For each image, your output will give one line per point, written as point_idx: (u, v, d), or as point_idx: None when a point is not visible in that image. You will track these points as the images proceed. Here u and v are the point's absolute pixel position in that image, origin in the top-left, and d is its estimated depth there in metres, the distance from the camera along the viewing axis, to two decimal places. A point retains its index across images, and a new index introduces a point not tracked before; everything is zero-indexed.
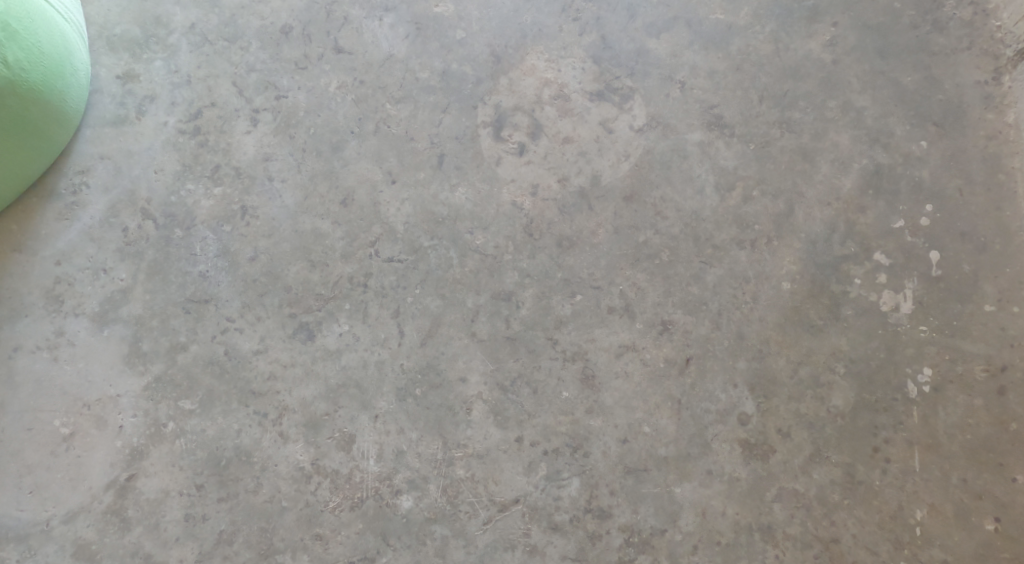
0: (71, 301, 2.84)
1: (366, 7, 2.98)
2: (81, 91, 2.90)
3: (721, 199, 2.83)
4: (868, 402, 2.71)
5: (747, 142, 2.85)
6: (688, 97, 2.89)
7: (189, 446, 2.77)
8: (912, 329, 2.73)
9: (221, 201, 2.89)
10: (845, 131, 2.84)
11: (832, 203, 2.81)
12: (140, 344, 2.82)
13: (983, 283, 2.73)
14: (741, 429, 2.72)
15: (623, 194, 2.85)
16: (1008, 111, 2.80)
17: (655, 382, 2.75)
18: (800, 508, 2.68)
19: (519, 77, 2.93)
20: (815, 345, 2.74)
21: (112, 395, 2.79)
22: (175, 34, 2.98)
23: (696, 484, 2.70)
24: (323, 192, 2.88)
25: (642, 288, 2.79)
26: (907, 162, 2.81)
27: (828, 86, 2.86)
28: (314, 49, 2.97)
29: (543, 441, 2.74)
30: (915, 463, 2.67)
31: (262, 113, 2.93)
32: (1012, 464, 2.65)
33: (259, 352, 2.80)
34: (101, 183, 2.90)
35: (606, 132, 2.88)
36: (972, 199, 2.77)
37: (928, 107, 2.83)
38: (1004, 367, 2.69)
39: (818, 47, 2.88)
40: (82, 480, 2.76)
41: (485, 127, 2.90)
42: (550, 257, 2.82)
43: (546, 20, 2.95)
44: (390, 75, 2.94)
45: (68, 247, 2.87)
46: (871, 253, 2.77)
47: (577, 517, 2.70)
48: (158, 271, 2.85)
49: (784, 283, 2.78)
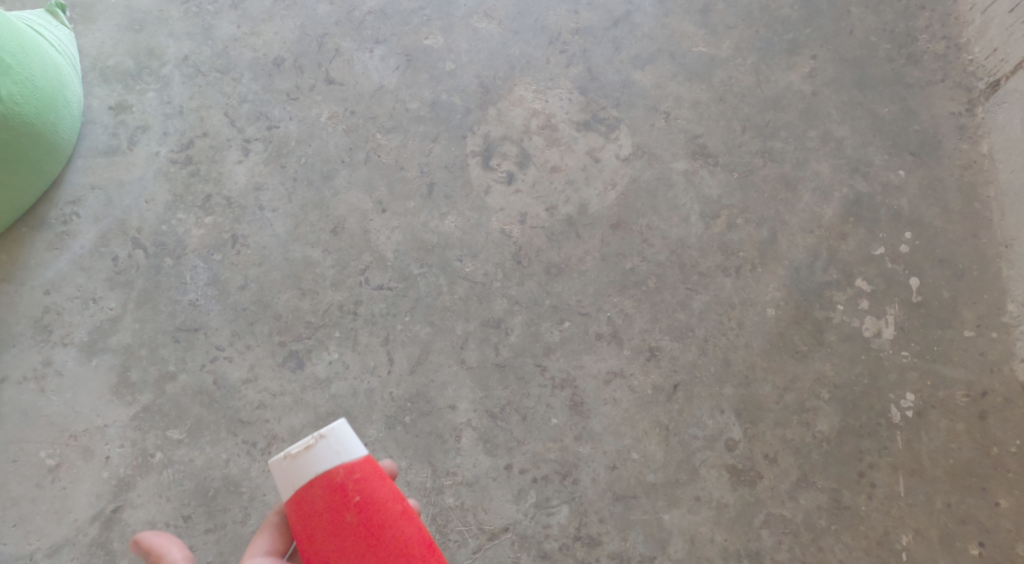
0: (59, 331, 2.86)
1: (357, 39, 3.04)
2: (73, 123, 2.94)
3: (706, 227, 2.87)
4: (853, 427, 2.74)
5: (730, 171, 2.91)
6: (672, 127, 2.95)
7: (176, 477, 2.78)
8: (895, 354, 2.77)
9: (211, 230, 2.92)
10: (826, 160, 2.89)
11: (815, 230, 2.86)
12: (129, 374, 2.84)
13: (962, 309, 2.78)
14: (728, 455, 2.75)
15: (610, 222, 2.89)
16: (982, 141, 2.86)
17: (643, 408, 2.78)
18: (787, 534, 2.70)
19: (508, 107, 2.98)
20: (799, 371, 2.78)
21: (99, 426, 2.81)
22: (168, 66, 3.04)
23: (685, 511, 2.73)
24: (313, 221, 2.92)
25: (629, 315, 2.83)
26: (886, 190, 2.86)
27: (808, 117, 2.92)
28: (306, 80, 3.02)
29: (532, 468, 2.76)
30: (899, 488, 2.71)
31: (254, 143, 2.98)
32: (994, 488, 2.69)
33: (249, 381, 2.82)
34: (92, 212, 2.93)
35: (593, 161, 2.94)
36: (950, 227, 2.83)
37: (906, 137, 2.89)
38: (984, 392, 2.73)
39: (798, 78, 2.95)
40: (67, 513, 2.76)
41: (474, 157, 2.95)
42: (538, 284, 2.86)
43: (533, 52, 3.02)
44: (381, 105, 2.99)
45: (57, 277, 2.89)
46: (853, 279, 2.82)
47: (566, 545, 2.72)
48: (148, 300, 2.88)
49: (768, 309, 2.82)
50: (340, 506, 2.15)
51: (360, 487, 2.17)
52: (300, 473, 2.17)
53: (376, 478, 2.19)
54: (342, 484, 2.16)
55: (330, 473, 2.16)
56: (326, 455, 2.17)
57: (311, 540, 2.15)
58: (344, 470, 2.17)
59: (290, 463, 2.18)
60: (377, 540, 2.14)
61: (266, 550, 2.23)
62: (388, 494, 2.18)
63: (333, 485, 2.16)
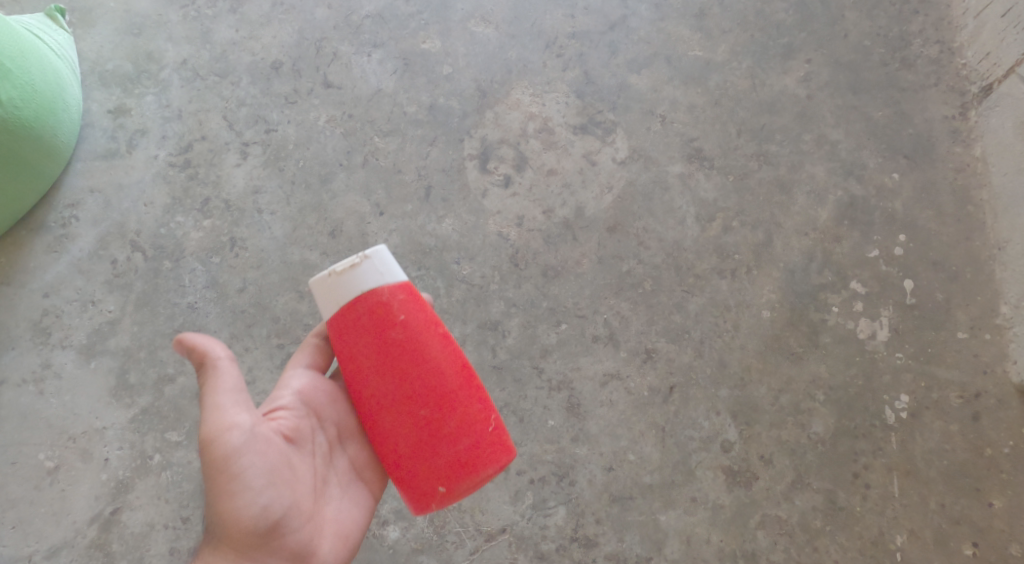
0: (58, 334, 2.88)
1: (355, 43, 3.06)
2: (71, 126, 2.95)
3: (702, 230, 2.89)
4: (848, 429, 2.76)
5: (726, 174, 2.93)
6: (668, 130, 2.96)
7: (175, 479, 2.79)
8: (889, 356, 2.79)
9: (209, 233, 2.94)
10: (821, 163, 2.91)
11: (810, 233, 2.88)
12: (127, 376, 2.85)
13: (956, 311, 2.80)
14: (724, 456, 2.76)
15: (606, 224, 2.91)
16: (975, 144, 2.89)
17: (639, 410, 2.80)
18: (783, 535, 2.72)
19: (505, 111, 3.00)
20: (795, 373, 2.80)
21: (98, 428, 2.82)
22: (167, 69, 3.06)
23: (681, 512, 2.74)
24: (311, 224, 2.93)
25: (626, 317, 2.85)
26: (881, 193, 2.89)
27: (803, 120, 2.95)
28: (304, 84, 3.04)
29: (529, 470, 2.78)
30: (894, 489, 2.72)
31: (252, 146, 2.99)
32: (988, 489, 2.70)
33: (247, 383, 2.83)
34: (91, 215, 2.95)
35: (589, 164, 2.96)
36: (943, 229, 2.85)
37: (900, 141, 2.91)
38: (977, 393, 2.75)
39: (793, 82, 2.98)
40: (66, 515, 2.77)
41: (471, 160, 2.97)
42: (535, 286, 2.88)
43: (530, 56, 3.04)
44: (378, 109, 3.01)
45: (56, 280, 2.91)
46: (848, 281, 2.84)
47: (563, 546, 2.74)
48: (147, 302, 2.90)
49: (764, 311, 2.84)
50: (384, 324, 2.24)
51: (404, 308, 2.25)
52: (346, 290, 2.25)
53: (417, 301, 2.27)
54: (387, 302, 2.25)
55: (376, 292, 2.24)
56: (370, 276, 2.25)
57: (355, 354, 2.26)
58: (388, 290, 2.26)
59: (335, 281, 2.25)
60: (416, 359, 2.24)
61: (308, 362, 2.43)
62: (428, 317, 2.28)
63: (378, 304, 2.24)
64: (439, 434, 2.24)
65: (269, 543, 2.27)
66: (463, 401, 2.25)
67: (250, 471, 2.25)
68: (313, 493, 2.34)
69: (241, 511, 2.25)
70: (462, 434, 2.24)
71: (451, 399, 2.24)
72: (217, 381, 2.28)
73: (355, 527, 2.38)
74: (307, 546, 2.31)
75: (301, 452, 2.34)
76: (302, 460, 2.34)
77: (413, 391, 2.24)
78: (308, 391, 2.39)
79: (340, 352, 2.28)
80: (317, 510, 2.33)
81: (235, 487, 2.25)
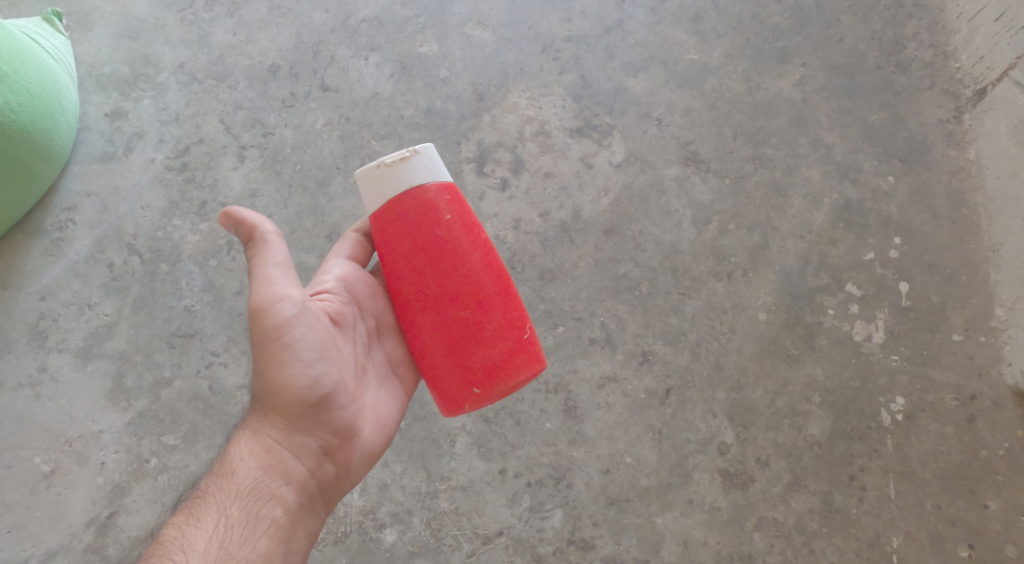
0: (54, 337, 2.88)
1: (352, 46, 3.07)
2: (69, 130, 2.95)
3: (698, 233, 2.90)
4: (844, 431, 2.77)
5: (722, 177, 2.94)
6: (664, 133, 2.97)
7: (171, 482, 2.79)
8: (885, 358, 2.80)
9: (207, 236, 2.94)
10: (817, 166, 2.92)
11: (806, 236, 2.89)
12: (124, 380, 2.85)
13: (951, 313, 2.81)
14: (721, 459, 2.77)
15: (603, 227, 2.92)
16: (970, 147, 2.90)
17: (636, 412, 2.80)
18: (779, 538, 2.73)
19: (502, 114, 3.01)
20: (791, 375, 2.81)
21: (94, 432, 2.82)
22: (164, 73, 3.07)
23: (678, 515, 2.75)
24: (308, 227, 2.93)
25: (623, 319, 2.85)
26: (876, 196, 2.90)
27: (799, 123, 2.96)
28: (301, 87, 3.04)
29: (526, 473, 2.78)
30: (890, 491, 2.73)
31: (249, 149, 3.00)
32: (983, 491, 2.71)
33: (244, 387, 2.84)
34: (88, 219, 2.95)
35: (586, 167, 2.97)
36: (938, 232, 2.86)
37: (895, 144, 2.93)
38: (973, 395, 2.76)
39: (788, 86, 2.99)
40: (62, 519, 2.78)
41: (468, 163, 2.97)
42: (532, 289, 2.88)
43: (527, 60, 3.05)
44: (375, 112, 3.01)
45: (53, 283, 2.91)
46: (844, 284, 2.85)
47: (560, 549, 2.75)
48: (143, 306, 2.90)
49: (760, 314, 2.85)
50: (429, 220, 2.23)
51: (450, 208, 2.25)
52: (393, 184, 2.24)
53: (463, 202, 2.27)
54: (433, 201, 2.24)
55: (423, 189, 2.24)
56: (419, 172, 2.24)
57: (398, 250, 2.26)
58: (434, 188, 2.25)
59: (384, 173, 2.24)
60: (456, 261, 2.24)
61: (350, 254, 2.45)
62: (471, 220, 2.27)
63: (425, 200, 2.24)
64: (476, 336, 2.24)
65: (316, 415, 2.35)
66: (499, 306, 2.25)
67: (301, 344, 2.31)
68: (356, 374, 2.40)
69: (291, 380, 2.32)
70: (498, 340, 2.25)
71: (488, 303, 2.24)
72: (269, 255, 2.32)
73: (393, 415, 2.45)
74: (350, 425, 2.38)
75: (346, 334, 2.40)
76: (346, 343, 2.39)
77: (451, 291, 2.24)
78: (351, 279, 2.42)
79: (383, 245, 2.28)
80: (360, 392, 2.40)
81: (287, 357, 2.31)
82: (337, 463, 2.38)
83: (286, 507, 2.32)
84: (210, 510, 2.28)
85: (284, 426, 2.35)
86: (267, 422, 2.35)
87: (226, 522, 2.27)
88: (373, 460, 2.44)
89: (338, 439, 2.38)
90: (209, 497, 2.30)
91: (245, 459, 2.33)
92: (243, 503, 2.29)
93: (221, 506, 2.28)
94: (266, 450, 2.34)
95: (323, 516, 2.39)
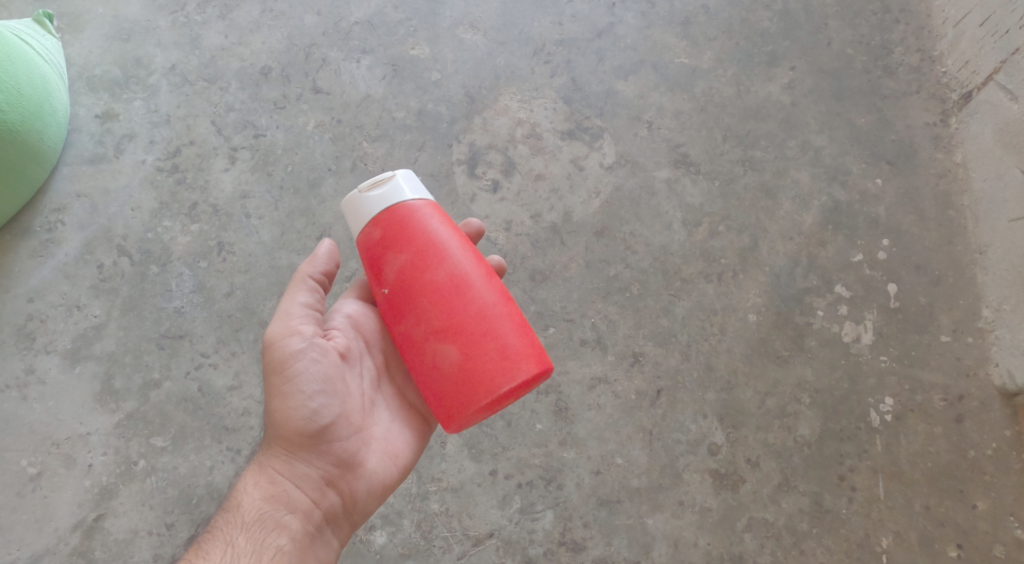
0: (42, 339, 2.88)
1: (344, 49, 3.08)
2: (59, 131, 2.95)
3: (688, 234, 2.92)
4: (834, 431, 2.79)
5: (712, 179, 2.95)
6: (655, 136, 2.99)
7: (160, 485, 2.79)
8: (873, 359, 2.82)
9: (197, 237, 2.94)
10: (806, 169, 2.94)
11: (795, 237, 2.90)
12: (113, 381, 2.85)
13: (939, 314, 2.83)
14: (711, 459, 2.78)
15: (594, 229, 2.93)
16: (956, 150, 2.92)
17: (627, 413, 2.81)
18: (770, 538, 2.74)
19: (493, 116, 3.02)
20: (780, 376, 2.82)
21: (82, 434, 2.82)
22: (155, 75, 3.07)
23: (668, 515, 2.76)
24: (299, 229, 2.94)
25: (613, 320, 2.87)
26: (864, 199, 2.92)
27: (788, 126, 2.98)
28: (293, 89, 3.05)
29: (517, 474, 2.79)
30: (879, 491, 2.75)
31: (240, 151, 3.00)
32: (972, 491, 2.73)
33: (234, 388, 2.84)
34: (77, 220, 2.95)
35: (577, 169, 2.98)
36: (926, 234, 2.88)
37: (882, 147, 2.95)
38: (961, 396, 2.78)
39: (777, 89, 3.01)
40: (48, 521, 2.77)
41: (459, 165, 2.98)
42: (523, 291, 2.89)
43: (519, 63, 3.06)
44: (367, 114, 3.02)
45: (41, 285, 2.91)
46: (833, 285, 2.87)
47: (551, 550, 2.75)
48: (133, 307, 2.90)
49: (750, 315, 2.86)
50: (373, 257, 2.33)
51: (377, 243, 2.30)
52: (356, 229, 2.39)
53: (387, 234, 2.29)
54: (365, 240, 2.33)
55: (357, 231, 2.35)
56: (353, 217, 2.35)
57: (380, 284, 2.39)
58: (376, 222, 2.30)
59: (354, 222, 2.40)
60: (416, 286, 2.26)
61: (359, 295, 2.50)
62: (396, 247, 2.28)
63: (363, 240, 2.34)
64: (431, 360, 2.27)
65: (320, 447, 2.38)
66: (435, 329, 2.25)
67: (302, 379, 2.35)
68: (362, 407, 2.42)
69: (292, 413, 2.36)
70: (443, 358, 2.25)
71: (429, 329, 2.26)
72: (294, 294, 2.40)
73: (404, 448, 2.46)
74: (353, 457, 2.40)
75: (352, 369, 2.42)
76: (352, 378, 2.42)
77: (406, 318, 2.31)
78: (360, 319, 2.47)
79: None
80: (365, 424, 2.42)
81: (290, 390, 2.35)
82: (343, 494, 2.40)
83: (290, 535, 2.36)
84: (217, 543, 2.33)
85: (287, 458, 2.39)
86: (272, 456, 2.40)
87: (232, 553, 2.31)
88: (386, 493, 2.45)
89: (343, 469, 2.40)
90: (215, 530, 2.35)
91: (250, 492, 2.38)
92: (248, 534, 2.34)
93: (227, 538, 2.33)
94: (270, 482, 2.38)
95: (334, 543, 2.42)
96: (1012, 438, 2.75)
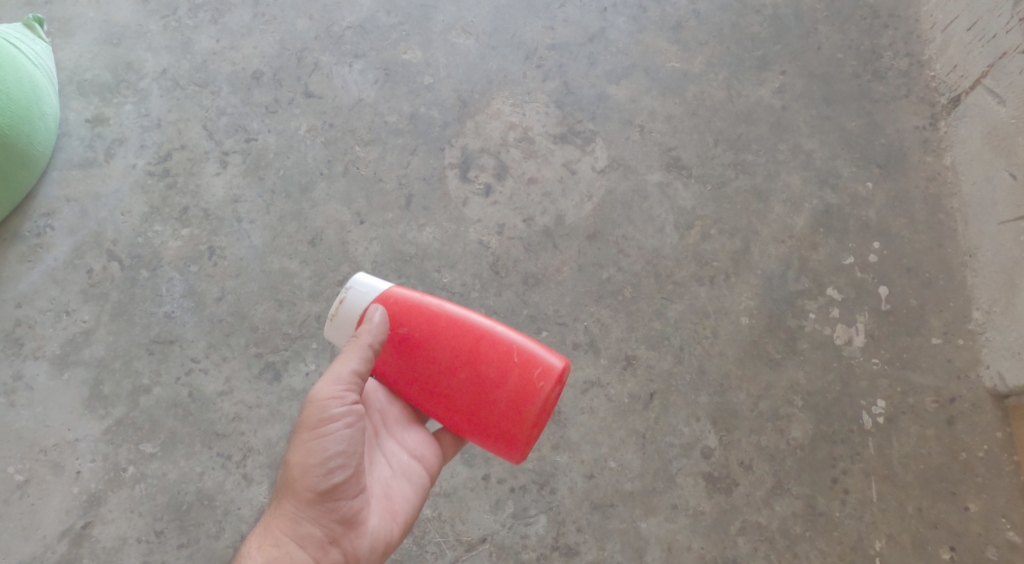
0: (31, 344, 2.87)
1: (336, 53, 3.08)
2: (48, 135, 2.94)
3: (681, 238, 2.92)
4: (826, 434, 2.79)
5: (703, 183, 2.96)
6: (647, 140, 2.99)
7: (149, 491, 2.78)
8: (865, 361, 2.82)
9: (188, 242, 2.94)
10: (797, 172, 2.95)
11: (786, 240, 2.91)
12: (102, 387, 2.84)
13: (930, 317, 2.84)
14: (704, 463, 2.78)
15: (587, 233, 2.93)
16: (946, 154, 2.93)
17: (619, 417, 2.81)
18: (763, 541, 2.74)
19: (485, 120, 3.02)
20: (773, 379, 2.83)
21: (70, 440, 2.81)
22: (146, 79, 3.06)
23: (661, 519, 2.76)
24: (291, 233, 2.94)
25: (606, 324, 2.87)
26: (855, 202, 2.92)
27: (779, 130, 2.98)
28: (285, 94, 3.04)
29: (510, 478, 2.79)
30: (872, 493, 2.75)
31: (232, 155, 3.00)
32: (964, 493, 2.74)
33: (225, 394, 2.83)
34: (65, 225, 2.94)
35: (569, 173, 2.98)
36: (916, 237, 2.89)
37: (873, 150, 2.95)
38: (952, 398, 2.79)
39: (768, 93, 3.01)
40: (35, 529, 2.76)
41: (452, 169, 2.98)
42: (515, 294, 2.89)
43: (511, 67, 3.06)
44: (359, 118, 3.02)
45: (30, 290, 2.90)
46: (825, 288, 2.87)
47: (544, 555, 2.75)
48: (123, 312, 2.89)
49: (742, 318, 2.87)
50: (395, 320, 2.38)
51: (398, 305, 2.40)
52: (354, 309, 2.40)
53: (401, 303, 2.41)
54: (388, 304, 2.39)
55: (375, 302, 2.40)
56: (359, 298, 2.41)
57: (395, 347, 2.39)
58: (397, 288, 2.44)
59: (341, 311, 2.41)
60: (426, 346, 2.36)
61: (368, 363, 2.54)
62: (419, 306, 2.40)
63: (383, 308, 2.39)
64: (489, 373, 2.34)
65: (322, 507, 2.36)
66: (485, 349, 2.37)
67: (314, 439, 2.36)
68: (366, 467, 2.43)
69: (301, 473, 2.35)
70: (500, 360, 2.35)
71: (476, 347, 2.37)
72: (345, 359, 2.35)
73: (404, 506, 2.46)
74: (355, 516, 2.39)
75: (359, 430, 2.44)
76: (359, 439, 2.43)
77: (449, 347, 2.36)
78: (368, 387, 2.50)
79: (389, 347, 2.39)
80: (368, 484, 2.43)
81: (303, 449, 2.36)
82: (345, 553, 2.38)
83: None
84: None
85: (291, 519, 2.37)
86: (274, 518, 2.38)
87: None
88: (386, 554, 2.44)
89: (345, 528, 2.38)
90: None
91: (253, 555, 2.37)
92: None
93: None
94: (273, 543, 2.36)
95: None
96: (1004, 440, 2.76)
